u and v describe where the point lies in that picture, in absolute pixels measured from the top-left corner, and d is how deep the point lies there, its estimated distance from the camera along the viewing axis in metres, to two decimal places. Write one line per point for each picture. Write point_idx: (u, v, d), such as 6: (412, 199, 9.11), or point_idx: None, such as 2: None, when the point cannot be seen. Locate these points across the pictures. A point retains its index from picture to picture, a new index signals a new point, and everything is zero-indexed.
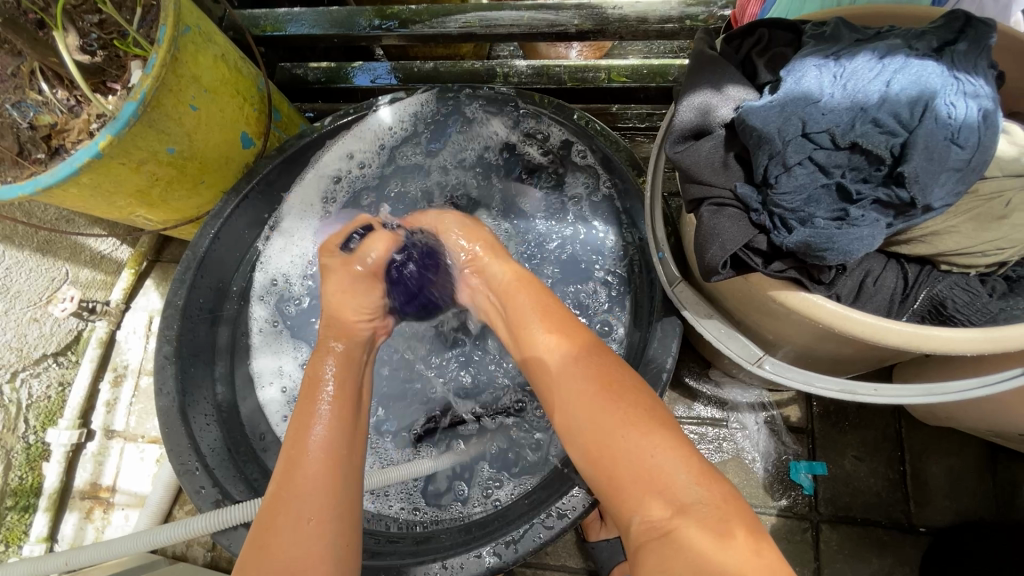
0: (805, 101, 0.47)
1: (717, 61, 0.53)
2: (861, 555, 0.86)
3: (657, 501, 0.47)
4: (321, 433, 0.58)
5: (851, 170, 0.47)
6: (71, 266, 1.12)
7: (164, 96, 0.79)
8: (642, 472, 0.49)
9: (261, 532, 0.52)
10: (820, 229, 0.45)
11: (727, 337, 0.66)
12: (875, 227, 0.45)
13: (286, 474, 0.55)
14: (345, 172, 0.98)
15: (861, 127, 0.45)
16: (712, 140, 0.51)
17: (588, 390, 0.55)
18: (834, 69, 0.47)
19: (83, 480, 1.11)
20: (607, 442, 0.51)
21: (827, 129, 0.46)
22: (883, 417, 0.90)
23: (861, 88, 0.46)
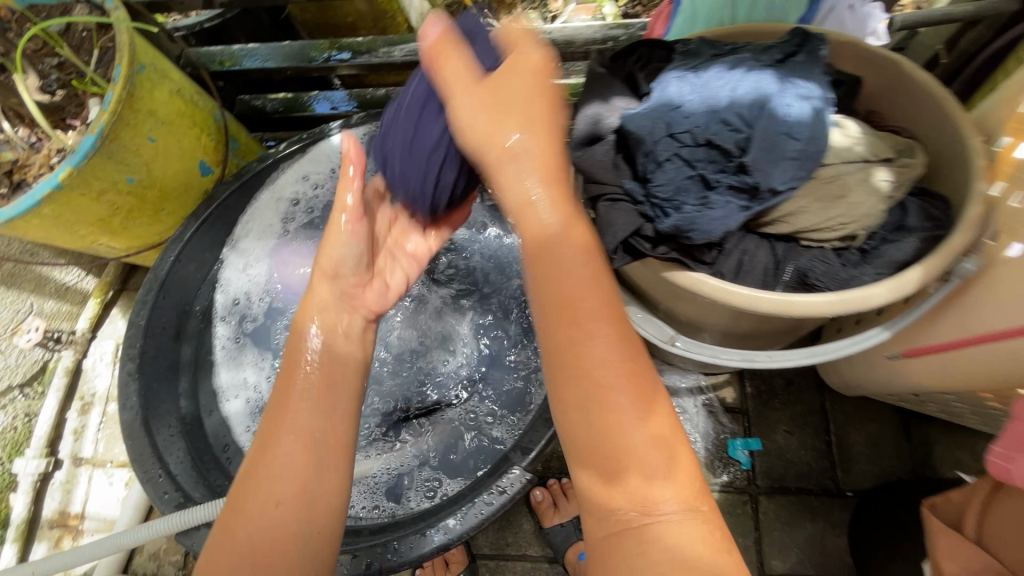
0: (670, 107, 0.56)
1: (604, 78, 0.61)
2: (796, 521, 0.92)
3: (614, 460, 0.46)
4: (299, 433, 0.56)
5: (710, 163, 0.55)
6: (35, 298, 1.15)
7: (121, 130, 0.84)
8: (611, 427, 0.46)
9: (232, 509, 0.54)
10: (687, 213, 0.54)
11: (645, 321, 0.72)
12: (729, 208, 0.54)
13: (257, 455, 0.55)
14: (298, 194, 1.04)
15: (714, 126, 0.54)
16: (603, 145, 0.59)
17: (581, 311, 0.48)
18: (692, 79, 0.56)
19: (52, 509, 1.12)
20: (585, 374, 0.47)
21: (690, 130, 0.55)
22: (809, 392, 0.98)
23: (714, 94, 0.55)
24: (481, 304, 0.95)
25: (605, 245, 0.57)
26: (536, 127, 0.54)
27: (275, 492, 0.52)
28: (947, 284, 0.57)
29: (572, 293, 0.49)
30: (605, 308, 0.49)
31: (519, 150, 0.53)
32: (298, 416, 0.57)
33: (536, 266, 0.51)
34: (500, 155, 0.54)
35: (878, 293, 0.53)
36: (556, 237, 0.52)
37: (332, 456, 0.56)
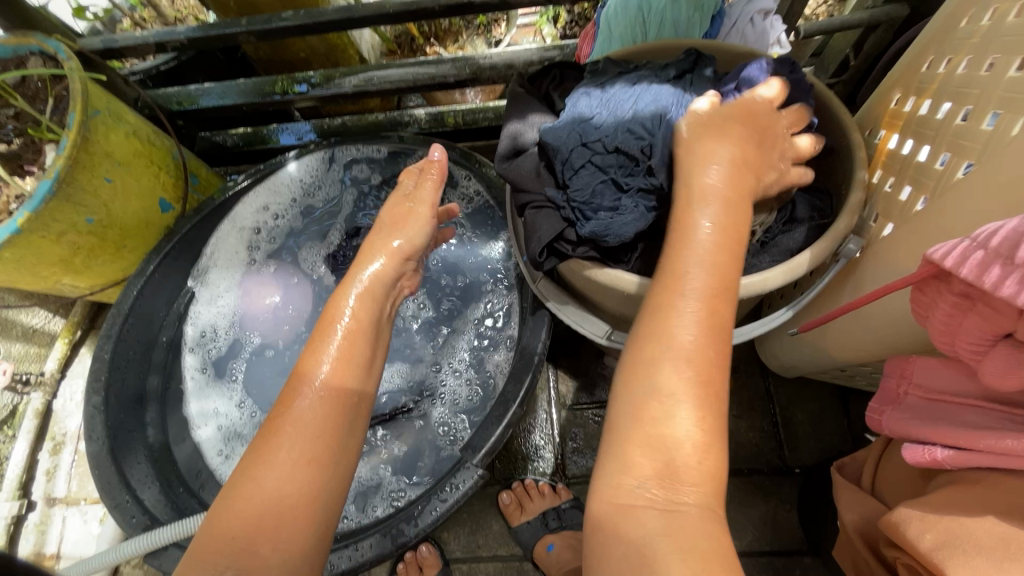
0: (581, 120, 0.60)
1: (522, 98, 0.67)
2: (749, 501, 0.97)
3: (661, 445, 0.43)
4: (313, 409, 0.61)
5: (620, 167, 0.59)
6: (1, 343, 1.16)
7: (77, 173, 0.88)
8: (671, 412, 0.44)
9: (242, 473, 0.57)
10: (601, 219, 0.58)
11: (583, 319, 0.78)
12: (639, 210, 0.57)
13: (283, 419, 0.60)
14: (258, 223, 1.08)
15: (620, 136, 0.59)
16: (527, 158, 0.64)
17: (698, 293, 0.47)
18: (600, 95, 0.61)
19: (27, 551, 1.12)
20: (675, 347, 0.46)
21: (600, 139, 0.59)
22: (754, 377, 1.04)
23: (618, 108, 0.60)
24: (440, 318, 1.01)
25: (533, 248, 0.62)
26: (727, 138, 0.52)
27: (281, 459, 0.57)
28: (836, 263, 0.62)
29: (689, 277, 0.48)
30: (723, 308, 0.48)
31: (733, 129, 0.53)
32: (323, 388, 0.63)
33: (671, 249, 0.50)
34: (689, 147, 0.53)
35: (772, 279, 0.59)
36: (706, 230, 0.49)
37: (349, 428, 0.63)
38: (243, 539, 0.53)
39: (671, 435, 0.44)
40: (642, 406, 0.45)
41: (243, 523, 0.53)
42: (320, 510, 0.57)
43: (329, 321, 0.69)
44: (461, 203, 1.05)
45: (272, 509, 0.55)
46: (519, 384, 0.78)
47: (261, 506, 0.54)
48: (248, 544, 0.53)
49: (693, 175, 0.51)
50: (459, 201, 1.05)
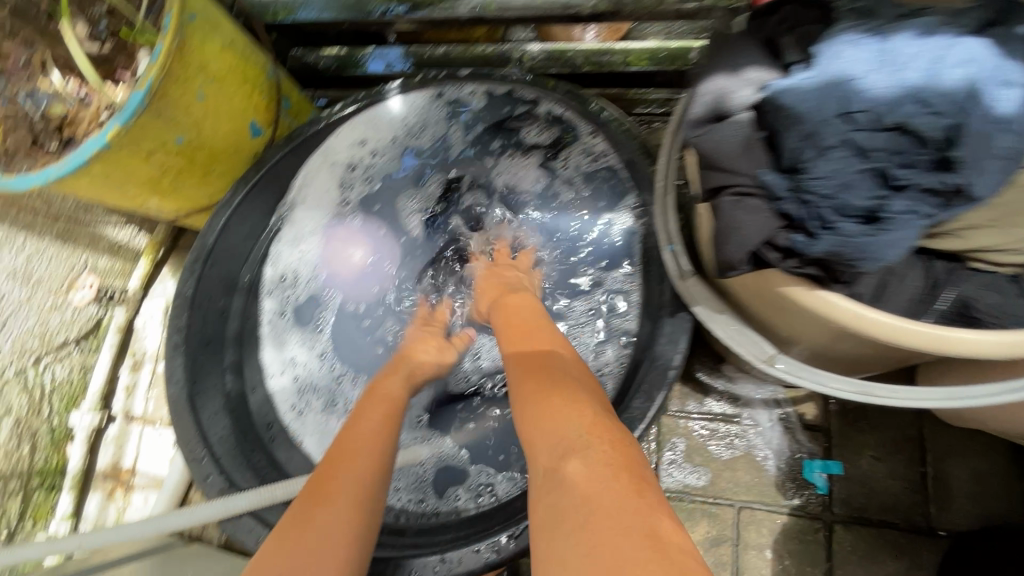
0: (847, 79, 0.43)
1: (739, 44, 0.51)
2: (876, 557, 0.83)
3: (558, 450, 0.48)
4: (354, 470, 0.57)
5: (894, 155, 0.42)
6: (89, 254, 1.14)
7: (170, 86, 0.79)
8: (555, 421, 0.51)
9: (304, 503, 0.54)
10: (847, 235, 0.43)
11: (738, 334, 0.64)
12: (911, 226, 0.43)
13: (343, 457, 0.59)
14: (354, 156, 0.97)
15: (905, 107, 0.41)
16: (733, 124, 0.48)
17: (541, 358, 0.62)
18: (876, 45, 0.44)
19: (105, 461, 1.13)
20: (536, 385, 0.57)
21: (869, 109, 0.42)
22: (905, 416, 0.88)
23: (905, 66, 0.42)
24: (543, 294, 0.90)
25: (731, 254, 0.48)
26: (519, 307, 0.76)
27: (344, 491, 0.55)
28: None
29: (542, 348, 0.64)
30: (570, 367, 0.61)
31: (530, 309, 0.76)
32: (371, 421, 0.64)
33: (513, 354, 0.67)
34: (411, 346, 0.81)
35: None
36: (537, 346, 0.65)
37: (374, 507, 0.56)
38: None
39: (560, 433, 0.49)
40: (532, 429, 0.53)
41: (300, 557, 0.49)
42: (351, 535, 0.52)
43: (399, 368, 0.75)
44: (581, 159, 0.93)
45: (320, 534, 0.51)
46: (648, 401, 0.67)
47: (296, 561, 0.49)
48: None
49: (523, 329, 0.70)
50: (579, 158, 0.93)
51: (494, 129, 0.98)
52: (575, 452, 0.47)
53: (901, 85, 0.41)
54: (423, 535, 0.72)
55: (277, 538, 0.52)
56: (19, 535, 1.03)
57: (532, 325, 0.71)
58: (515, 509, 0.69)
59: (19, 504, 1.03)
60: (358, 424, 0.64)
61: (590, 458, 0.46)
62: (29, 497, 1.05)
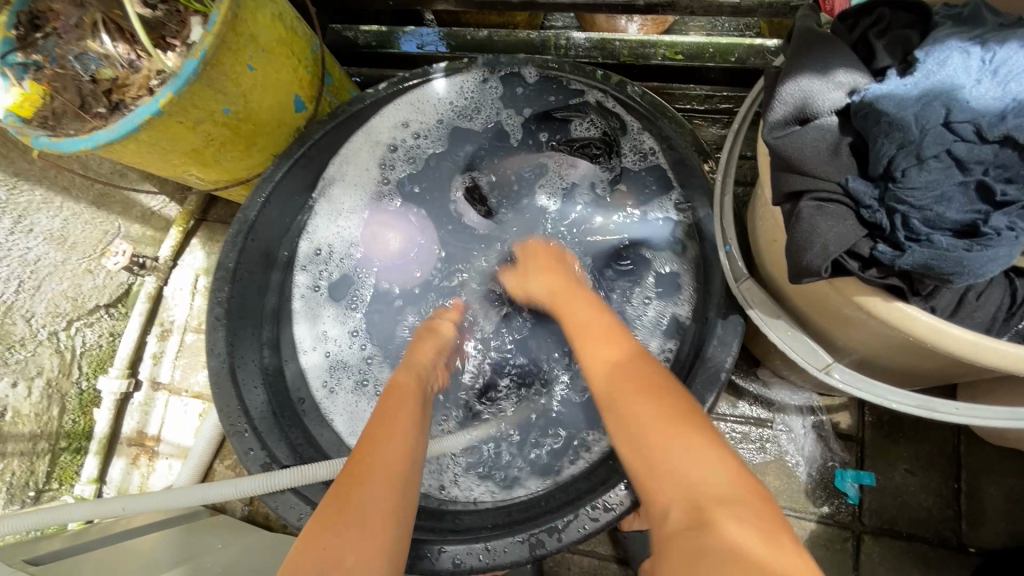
0: (949, 88, 0.42)
1: (831, 41, 0.49)
2: (903, 568, 0.83)
3: (688, 488, 0.48)
4: (389, 457, 0.57)
5: (996, 167, 0.41)
6: (122, 221, 1.12)
7: (223, 55, 0.78)
8: (685, 463, 0.49)
9: (339, 489, 0.54)
10: (942, 249, 0.42)
11: (794, 341, 0.62)
12: (1015, 243, 0.41)
13: (364, 450, 0.58)
14: (398, 138, 0.98)
15: (1015, 120, 0.40)
16: (820, 127, 0.47)
17: (624, 368, 0.61)
18: (981, 53, 0.42)
19: (131, 427, 1.13)
20: (626, 409, 0.57)
21: (973, 120, 0.41)
22: (942, 431, 0.87)
23: (1016, 77, 0.41)
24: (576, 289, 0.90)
25: (814, 259, 0.46)
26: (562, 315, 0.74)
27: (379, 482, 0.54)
28: None
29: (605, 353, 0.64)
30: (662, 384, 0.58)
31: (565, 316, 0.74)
32: (391, 417, 0.63)
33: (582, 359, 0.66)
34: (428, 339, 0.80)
35: None
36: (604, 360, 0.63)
37: (404, 491, 0.56)
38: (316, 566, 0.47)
39: (691, 481, 0.48)
40: (646, 471, 0.52)
41: (339, 541, 0.49)
42: (397, 528, 0.52)
43: (409, 366, 0.73)
44: (632, 153, 0.93)
45: (358, 522, 0.50)
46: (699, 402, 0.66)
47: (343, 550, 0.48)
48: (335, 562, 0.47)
49: (588, 345, 0.67)
50: (630, 152, 0.93)
51: (541, 119, 0.98)
52: (721, 503, 0.45)
53: (1009, 97, 0.40)
54: (461, 522, 0.74)
55: (317, 522, 0.52)
56: (46, 495, 1.03)
57: (591, 327, 0.69)
58: (556, 504, 0.70)
59: (47, 465, 1.03)
60: (379, 415, 0.63)
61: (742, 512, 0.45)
62: (56, 459, 1.05)
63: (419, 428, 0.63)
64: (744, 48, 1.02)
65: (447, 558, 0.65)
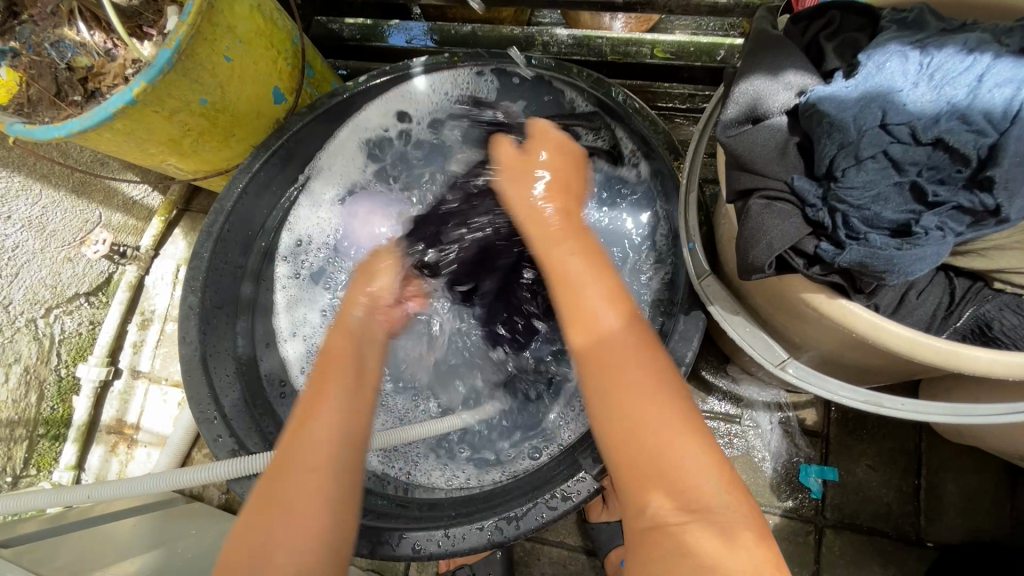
0: (887, 91, 0.43)
1: (782, 42, 0.50)
2: (862, 562, 0.85)
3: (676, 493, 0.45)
4: (319, 437, 0.52)
5: (929, 169, 0.43)
6: (103, 209, 1.11)
7: (198, 45, 0.78)
8: (679, 461, 0.46)
9: (266, 483, 0.51)
10: (877, 248, 0.43)
11: (751, 337, 0.64)
12: (942, 244, 0.43)
13: (292, 437, 0.53)
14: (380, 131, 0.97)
15: (946, 122, 0.41)
16: (770, 127, 0.48)
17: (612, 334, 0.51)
18: (918, 59, 0.44)
19: (110, 415, 1.14)
20: (619, 385, 0.49)
21: (908, 123, 0.42)
22: (905, 428, 0.89)
23: (949, 80, 0.42)
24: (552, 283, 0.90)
25: (760, 255, 0.46)
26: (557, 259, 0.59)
27: (308, 475, 0.50)
28: None
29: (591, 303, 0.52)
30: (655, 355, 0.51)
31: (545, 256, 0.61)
32: (323, 389, 0.55)
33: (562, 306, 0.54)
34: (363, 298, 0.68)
35: None
36: (592, 318, 0.52)
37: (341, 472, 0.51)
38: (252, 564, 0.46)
39: (684, 482, 0.45)
40: (638, 468, 0.47)
41: (272, 541, 0.47)
42: (333, 517, 0.49)
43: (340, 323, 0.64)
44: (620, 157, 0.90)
45: (289, 517, 0.48)
46: None
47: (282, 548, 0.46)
48: (268, 565, 0.46)
49: (577, 297, 0.53)
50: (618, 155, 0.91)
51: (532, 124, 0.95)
52: (708, 508, 0.44)
53: (941, 100, 0.42)
54: (426, 510, 0.75)
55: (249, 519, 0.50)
56: (23, 481, 1.03)
57: (582, 281, 0.53)
58: (517, 492, 0.71)
59: (24, 451, 1.04)
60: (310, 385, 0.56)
61: (722, 517, 0.44)
62: (34, 445, 1.06)
63: (358, 396, 0.56)
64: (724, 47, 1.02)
65: (407, 544, 0.66)
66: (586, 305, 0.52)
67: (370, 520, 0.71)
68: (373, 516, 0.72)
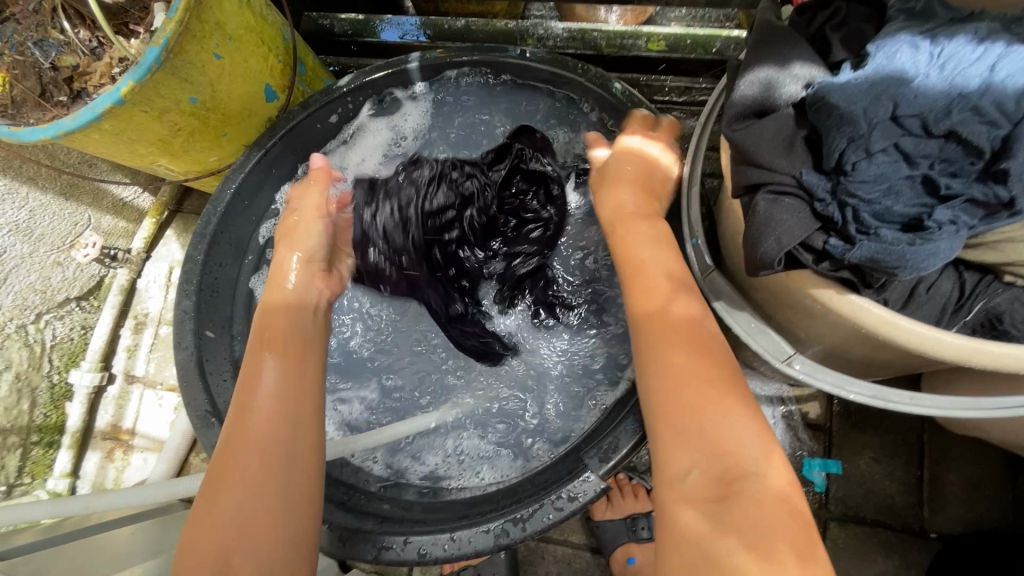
0: (898, 80, 0.43)
1: (789, 34, 0.49)
2: (867, 554, 0.85)
3: (722, 466, 0.46)
4: (271, 383, 0.62)
5: (941, 162, 0.43)
6: (93, 211, 1.09)
7: (187, 42, 0.76)
8: (726, 434, 0.48)
9: (211, 478, 0.56)
10: (889, 244, 0.42)
11: (758, 332, 0.63)
12: (955, 238, 0.42)
13: (236, 422, 0.59)
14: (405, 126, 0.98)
15: (959, 114, 0.41)
16: (777, 120, 0.47)
17: (672, 333, 0.56)
18: (929, 49, 0.44)
19: (105, 421, 1.12)
20: (687, 370, 0.52)
21: (918, 116, 0.42)
22: (907, 420, 0.89)
23: (961, 71, 0.42)
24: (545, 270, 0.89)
25: (773, 250, 0.45)
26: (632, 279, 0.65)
27: (249, 473, 0.55)
28: None
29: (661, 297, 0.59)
30: (712, 350, 0.54)
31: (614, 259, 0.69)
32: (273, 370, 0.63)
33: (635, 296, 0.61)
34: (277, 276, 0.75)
35: None
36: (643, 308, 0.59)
37: (292, 428, 0.59)
38: (219, 551, 0.51)
39: (729, 453, 0.47)
40: (682, 437, 0.49)
41: (229, 530, 0.52)
42: (288, 512, 0.54)
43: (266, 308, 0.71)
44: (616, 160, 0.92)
45: (240, 506, 0.53)
46: None
47: (230, 516, 0.53)
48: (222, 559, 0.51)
49: (644, 285, 0.61)
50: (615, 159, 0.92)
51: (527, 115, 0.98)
52: (746, 479, 0.45)
53: (953, 90, 0.42)
54: (431, 513, 0.74)
55: (201, 511, 0.54)
56: (18, 490, 1.02)
57: (651, 261, 0.63)
58: (523, 494, 0.71)
59: (18, 460, 1.02)
60: (249, 361, 0.64)
61: (759, 493, 0.44)
62: (27, 453, 1.04)
63: (302, 367, 0.65)
64: (721, 39, 1.00)
65: (412, 549, 0.66)
66: (662, 298, 0.59)
67: (374, 524, 0.70)
68: (376, 519, 0.71)
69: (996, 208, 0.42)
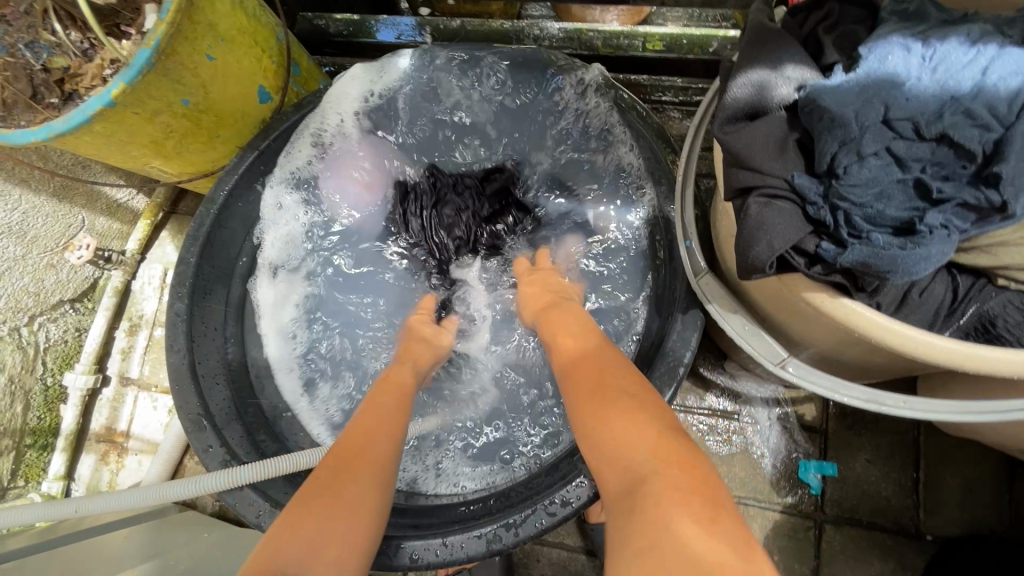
0: (890, 83, 0.43)
1: (781, 36, 0.48)
2: (863, 556, 0.85)
3: (627, 474, 0.47)
4: (389, 428, 0.65)
5: (933, 165, 0.42)
6: (87, 213, 1.09)
7: (178, 44, 0.75)
8: (623, 442, 0.49)
9: (320, 482, 0.55)
10: (880, 248, 0.42)
11: (751, 336, 0.63)
12: (947, 242, 0.42)
13: (358, 445, 0.60)
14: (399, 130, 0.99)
15: (951, 117, 0.41)
16: (768, 123, 0.47)
17: (587, 368, 0.62)
18: (922, 51, 0.44)
19: (99, 423, 1.11)
20: (591, 394, 0.57)
21: (910, 119, 0.42)
22: (903, 422, 0.89)
23: (953, 74, 0.42)
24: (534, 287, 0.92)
25: (765, 253, 0.45)
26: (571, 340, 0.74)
27: (360, 490, 0.55)
28: None
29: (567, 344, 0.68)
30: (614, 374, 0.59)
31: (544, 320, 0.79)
32: (384, 409, 0.68)
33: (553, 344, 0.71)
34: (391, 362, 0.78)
35: None
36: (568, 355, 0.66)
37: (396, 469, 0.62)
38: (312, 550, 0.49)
39: (627, 458, 0.48)
40: (597, 456, 0.51)
41: (324, 534, 0.50)
42: (370, 533, 0.53)
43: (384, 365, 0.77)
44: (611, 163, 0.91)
45: (340, 515, 0.52)
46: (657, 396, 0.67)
47: (340, 519, 0.52)
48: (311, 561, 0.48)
49: (564, 340, 0.69)
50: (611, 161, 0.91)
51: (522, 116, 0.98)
52: (644, 480, 0.45)
53: (944, 94, 0.41)
54: (424, 517, 0.74)
55: (290, 515, 0.52)
56: (11, 493, 1.01)
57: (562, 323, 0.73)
58: (517, 498, 0.71)
59: (11, 463, 1.01)
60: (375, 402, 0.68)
61: (655, 489, 0.43)
62: (21, 456, 1.03)
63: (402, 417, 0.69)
64: (717, 39, 0.99)
65: (405, 554, 0.65)
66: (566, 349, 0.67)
67: None
68: None
69: (988, 213, 0.42)
